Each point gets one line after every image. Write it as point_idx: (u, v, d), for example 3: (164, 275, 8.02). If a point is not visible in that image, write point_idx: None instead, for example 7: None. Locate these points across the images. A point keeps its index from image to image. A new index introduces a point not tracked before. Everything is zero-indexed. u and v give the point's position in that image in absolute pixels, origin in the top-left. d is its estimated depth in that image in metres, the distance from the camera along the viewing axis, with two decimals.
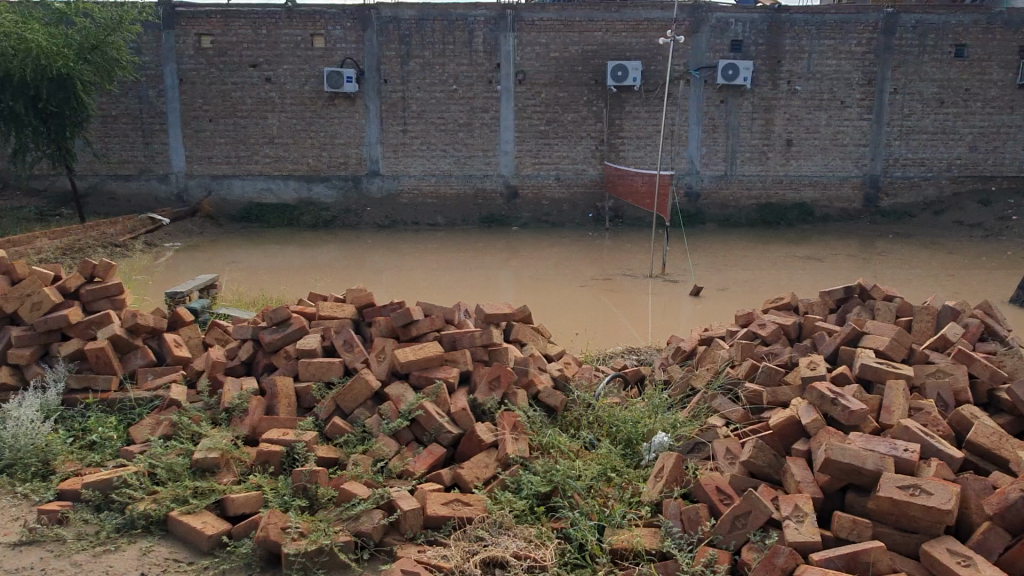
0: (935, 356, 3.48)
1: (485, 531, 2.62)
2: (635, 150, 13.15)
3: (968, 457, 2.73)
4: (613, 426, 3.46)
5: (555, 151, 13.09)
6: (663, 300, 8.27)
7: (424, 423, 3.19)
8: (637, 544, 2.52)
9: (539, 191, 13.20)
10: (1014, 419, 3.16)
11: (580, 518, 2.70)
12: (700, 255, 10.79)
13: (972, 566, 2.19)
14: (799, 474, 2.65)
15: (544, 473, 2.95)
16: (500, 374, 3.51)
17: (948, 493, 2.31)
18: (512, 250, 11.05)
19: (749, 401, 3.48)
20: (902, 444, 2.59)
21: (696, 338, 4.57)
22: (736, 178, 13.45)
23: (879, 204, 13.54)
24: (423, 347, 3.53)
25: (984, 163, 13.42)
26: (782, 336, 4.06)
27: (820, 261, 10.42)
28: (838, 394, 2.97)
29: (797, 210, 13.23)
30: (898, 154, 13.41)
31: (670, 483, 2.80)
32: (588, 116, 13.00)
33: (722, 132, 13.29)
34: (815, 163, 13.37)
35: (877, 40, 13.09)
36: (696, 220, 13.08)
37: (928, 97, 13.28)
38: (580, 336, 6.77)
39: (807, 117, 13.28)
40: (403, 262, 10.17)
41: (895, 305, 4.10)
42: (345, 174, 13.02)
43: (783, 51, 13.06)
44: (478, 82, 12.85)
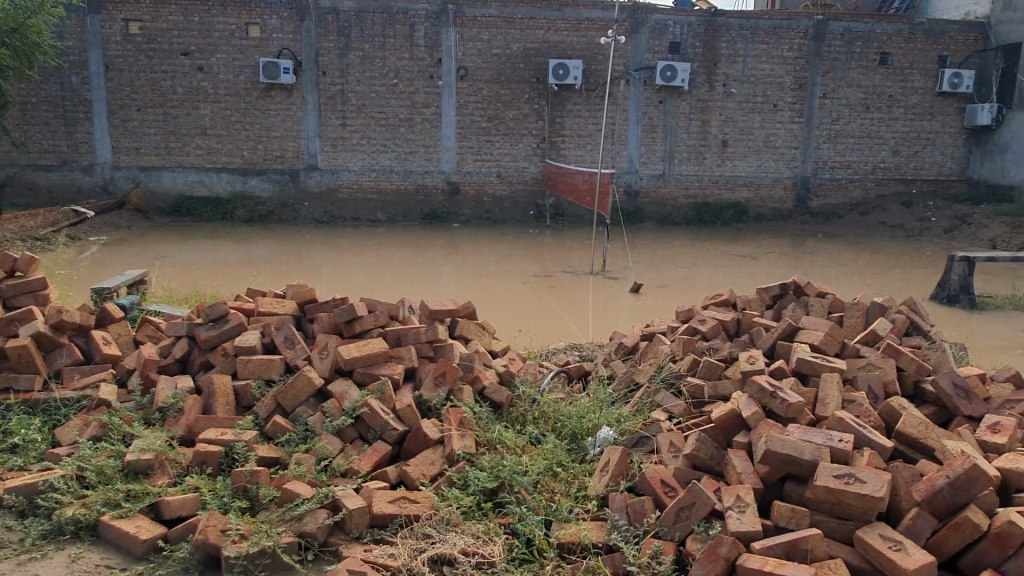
0: (866, 350, 3.62)
1: (432, 528, 2.59)
2: (576, 149, 13.27)
3: (897, 446, 2.85)
4: (558, 421, 3.48)
5: (496, 148, 13.09)
6: (603, 297, 8.36)
7: (369, 420, 3.15)
8: (584, 538, 2.54)
9: (481, 188, 13.17)
10: (938, 409, 3.31)
11: (527, 513, 2.70)
12: (640, 253, 10.96)
13: (902, 550, 2.27)
14: (740, 466, 2.72)
15: (490, 469, 2.95)
16: (446, 371, 3.49)
17: (881, 481, 2.40)
18: (454, 246, 11.00)
19: (691, 395, 3.55)
20: (837, 435, 2.68)
21: (638, 334, 4.64)
22: (674, 177, 13.70)
23: (810, 205, 14.03)
24: (367, 344, 3.47)
25: (906, 167, 14.09)
26: (721, 332, 4.16)
27: (754, 259, 10.73)
28: (776, 388, 3.06)
29: (732, 210, 13.60)
30: (827, 157, 13.91)
31: (615, 477, 2.83)
32: (529, 114, 13.05)
33: (660, 132, 13.53)
34: (749, 164, 13.76)
35: (808, 46, 13.54)
36: (636, 218, 13.28)
37: (854, 102, 13.82)
38: (522, 333, 6.78)
39: (742, 119, 13.65)
40: (342, 258, 10.01)
41: (828, 302, 4.25)
42: (282, 168, 12.71)
43: (719, 54, 13.37)
44: (419, 76, 12.73)
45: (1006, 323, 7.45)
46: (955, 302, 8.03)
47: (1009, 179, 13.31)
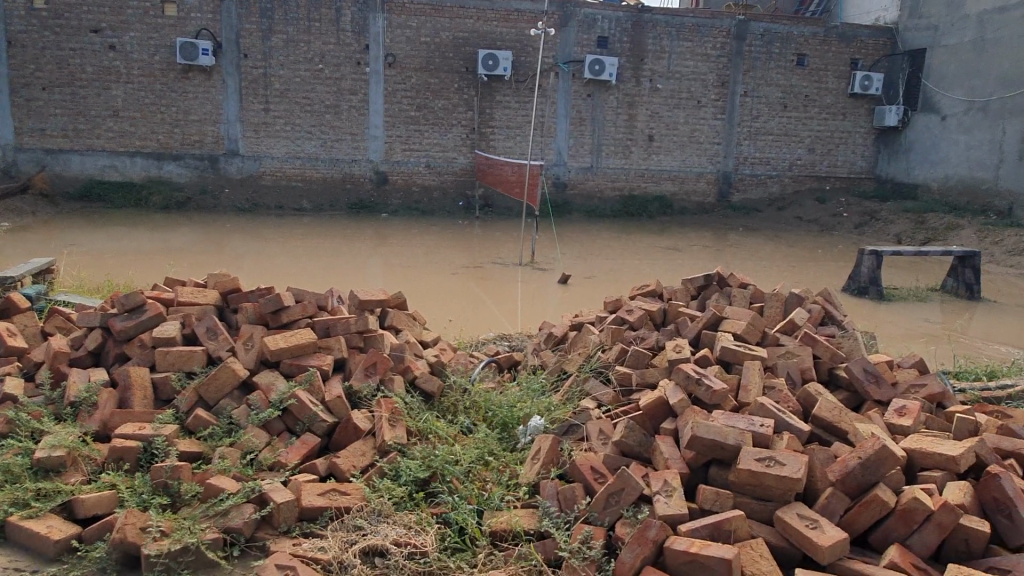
0: (784, 339, 3.78)
1: (363, 520, 2.56)
2: (506, 140, 13.31)
3: (814, 429, 2.98)
4: (489, 410, 3.49)
5: (425, 137, 12.97)
6: (532, 288, 8.43)
7: (297, 412, 3.08)
8: (516, 525, 2.56)
9: (409, 177, 13.04)
10: (851, 394, 3.48)
11: (459, 502, 2.70)
12: (568, 244, 11.08)
13: (818, 528, 2.38)
14: (667, 452, 2.79)
15: (422, 459, 2.93)
16: (377, 361, 3.45)
17: (798, 463, 2.51)
18: (382, 237, 10.85)
19: (619, 383, 3.62)
20: (758, 420, 2.78)
21: (568, 324, 4.70)
22: (601, 170, 13.89)
23: (731, 199, 14.49)
24: (295, 334, 3.39)
25: (820, 164, 14.74)
26: (648, 322, 4.25)
27: (678, 251, 11.02)
28: (701, 375, 3.15)
29: (657, 203, 13.90)
30: (747, 153, 14.39)
31: (546, 464, 2.86)
32: (458, 104, 12.99)
33: (588, 125, 13.68)
34: (674, 158, 14.11)
35: (730, 45, 13.95)
36: (564, 209, 13.41)
37: (773, 101, 14.34)
38: (452, 324, 6.76)
39: (667, 115, 13.96)
40: (265, 247, 9.73)
41: (749, 293, 4.41)
42: (200, 153, 12.24)
43: (646, 50, 13.62)
44: (346, 62, 12.47)
45: (910, 313, 7.90)
46: (864, 293, 8.45)
47: (913, 178, 14.10)
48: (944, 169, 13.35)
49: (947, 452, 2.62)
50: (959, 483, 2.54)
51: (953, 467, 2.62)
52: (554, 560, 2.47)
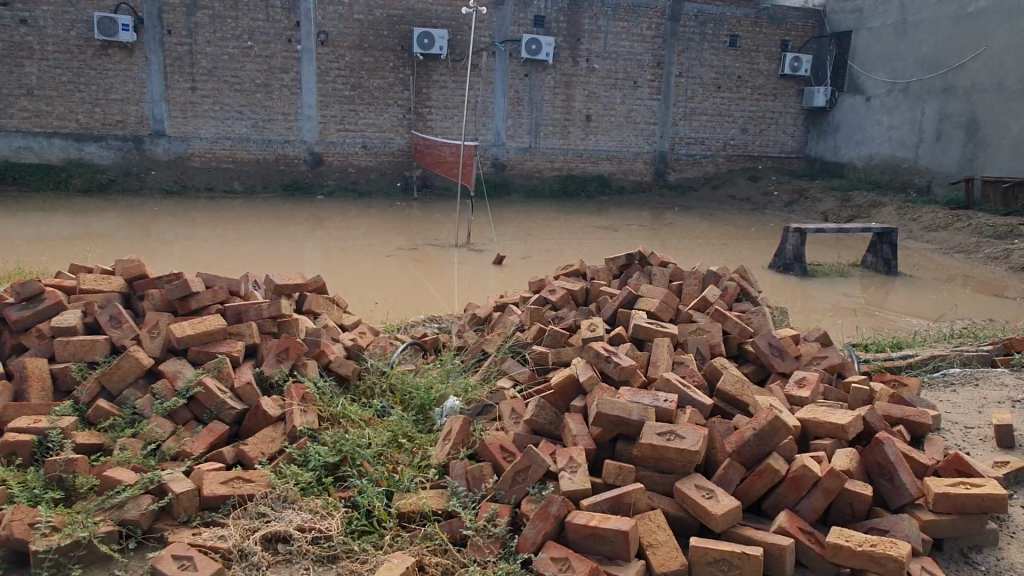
0: (697, 315, 3.88)
1: (268, 507, 2.54)
2: (443, 120, 13.20)
3: (717, 402, 3.07)
4: (405, 393, 3.48)
5: (360, 117, 12.75)
6: (468, 269, 8.42)
7: (204, 400, 3.03)
8: (424, 506, 2.57)
9: (345, 158, 12.80)
10: (757, 367, 3.61)
11: (368, 485, 2.70)
12: (504, 225, 11.09)
13: (713, 498, 2.46)
14: (575, 429, 2.84)
15: (332, 443, 2.91)
16: (289, 346, 3.41)
17: (697, 436, 2.58)
18: (318, 220, 10.65)
19: (535, 362, 3.65)
20: (661, 395, 2.85)
21: (493, 305, 4.71)
22: (539, 151, 13.88)
23: (667, 178, 14.69)
24: (203, 321, 3.32)
25: (752, 144, 15.12)
26: (570, 301, 4.30)
27: (615, 231, 11.13)
28: (611, 352, 3.20)
29: (596, 182, 14.00)
30: (682, 133, 14.61)
31: (456, 445, 2.89)
32: (394, 83, 12.80)
33: (526, 106, 13.62)
34: (611, 139, 14.24)
35: (665, 25, 14.08)
36: (501, 190, 13.38)
37: (706, 82, 14.59)
38: (380, 306, 6.71)
39: (604, 95, 14.05)
40: (194, 232, 9.45)
41: (669, 271, 4.50)
42: (123, 134, 11.77)
43: (582, 29, 13.63)
44: (276, 39, 12.14)
45: (832, 288, 8.18)
46: (789, 270, 8.72)
47: (840, 157, 14.56)
48: (868, 149, 13.84)
49: (837, 421, 2.74)
50: (847, 450, 2.66)
51: (843, 435, 2.74)
52: (459, 539, 2.50)
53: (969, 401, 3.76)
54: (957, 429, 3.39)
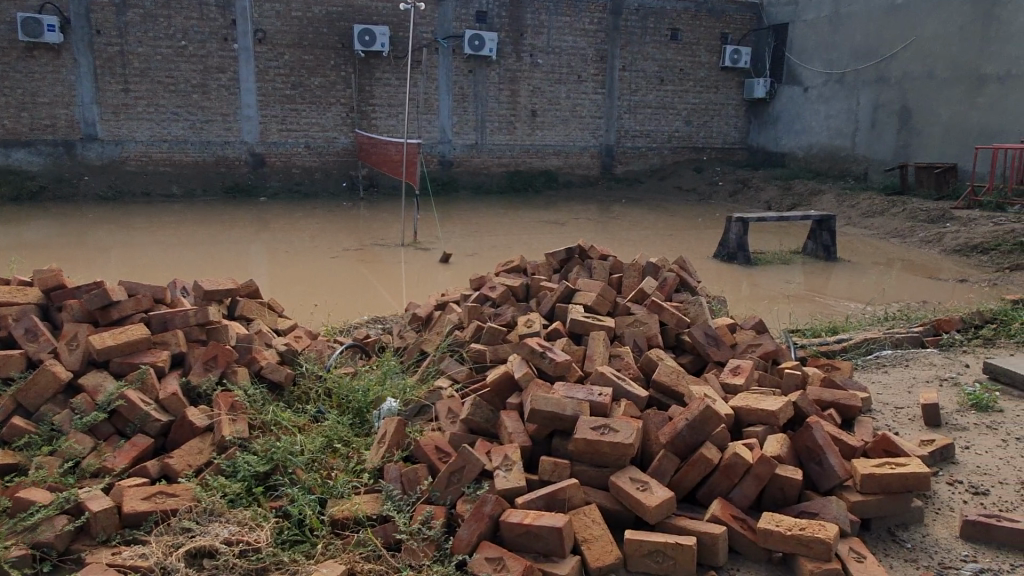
0: (634, 307, 3.90)
1: (192, 521, 2.45)
2: (387, 118, 13.06)
3: (653, 394, 3.08)
4: (342, 395, 3.40)
5: (302, 117, 12.53)
6: (417, 269, 8.33)
7: (127, 413, 2.92)
8: (357, 511, 2.52)
9: (288, 159, 12.56)
10: (694, 358, 3.64)
11: (300, 494, 2.63)
12: (452, 222, 11.04)
13: (647, 490, 2.46)
14: (511, 426, 2.82)
15: (263, 452, 2.83)
16: (218, 354, 3.32)
17: (631, 429, 2.57)
18: (262, 222, 10.45)
19: (474, 361, 3.61)
20: (596, 389, 2.84)
21: (434, 304, 4.65)
22: (486, 147, 13.81)
23: (614, 171, 14.81)
24: (125, 331, 3.20)
25: (696, 136, 15.34)
26: (510, 297, 4.28)
27: (564, 225, 11.17)
28: (546, 348, 3.18)
29: (543, 177, 14.05)
30: (627, 127, 14.75)
31: (391, 447, 2.84)
32: (336, 81, 12.61)
33: (471, 102, 13.53)
34: (558, 133, 14.27)
35: (607, 20, 14.17)
36: (449, 187, 13.27)
37: (650, 75, 14.73)
38: (321, 309, 6.57)
39: (549, 90, 14.07)
40: (134, 238, 9.17)
41: (609, 264, 4.51)
42: (53, 138, 11.29)
43: (525, 25, 13.61)
44: (211, 39, 11.81)
45: (774, 275, 8.35)
46: (733, 259, 8.85)
47: (781, 147, 14.88)
48: (807, 138, 14.20)
49: (767, 407, 2.78)
50: (778, 436, 2.69)
51: (774, 421, 2.78)
52: (394, 543, 2.45)
53: (900, 382, 3.87)
54: (887, 410, 3.48)
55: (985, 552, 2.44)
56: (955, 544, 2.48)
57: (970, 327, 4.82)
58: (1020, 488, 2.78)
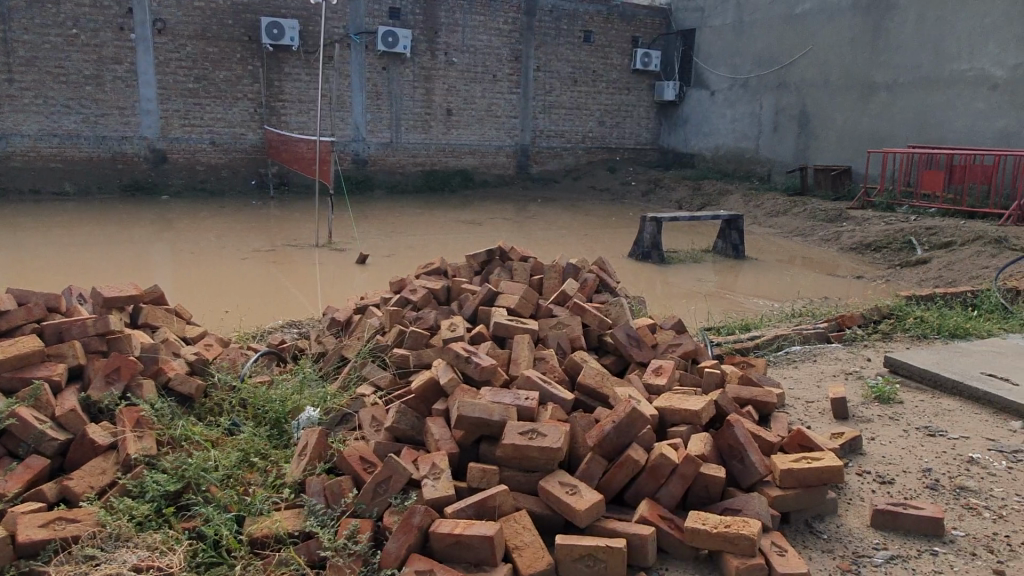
0: (557, 309, 3.92)
1: (96, 548, 2.28)
2: (298, 115, 12.68)
3: (579, 396, 3.09)
4: (258, 406, 3.24)
5: (206, 112, 11.99)
6: (332, 270, 8.11)
7: (19, 433, 2.69)
8: (277, 529, 2.40)
9: (192, 155, 12.00)
10: (616, 358, 3.69)
11: (215, 513, 2.48)
12: (367, 222, 10.83)
13: (577, 493, 2.46)
14: (437, 433, 2.76)
15: (174, 469, 2.66)
16: (121, 366, 3.11)
17: (558, 432, 2.56)
18: (163, 221, 9.94)
19: (397, 366, 3.53)
20: (523, 393, 2.82)
21: (353, 308, 4.53)
22: (401, 145, 13.63)
23: (530, 171, 14.92)
24: (15, 344, 2.99)
25: (609, 136, 15.63)
26: (431, 300, 4.21)
27: (481, 225, 11.14)
28: (471, 353, 3.14)
29: (459, 177, 13.97)
30: (543, 126, 14.87)
31: (313, 459, 2.73)
32: (243, 75, 12.15)
33: (385, 99, 13.31)
34: (473, 132, 14.24)
35: (521, 20, 14.22)
36: (364, 186, 13.01)
37: (564, 76, 14.91)
38: (231, 314, 6.30)
39: (464, 88, 14.00)
40: (20, 240, 8.52)
41: (529, 266, 4.51)
42: None
43: (439, 23, 13.50)
44: (106, 28, 11.13)
45: (687, 273, 8.59)
46: (647, 257, 9.05)
47: (690, 148, 15.36)
48: (714, 140, 14.72)
49: (691, 407, 2.83)
50: (701, 435, 2.75)
51: (697, 420, 2.83)
52: (318, 560, 2.35)
53: (809, 376, 4.04)
54: (800, 404, 3.62)
55: (893, 539, 2.56)
56: (867, 532, 2.60)
57: (871, 322, 5.09)
58: (922, 476, 2.94)
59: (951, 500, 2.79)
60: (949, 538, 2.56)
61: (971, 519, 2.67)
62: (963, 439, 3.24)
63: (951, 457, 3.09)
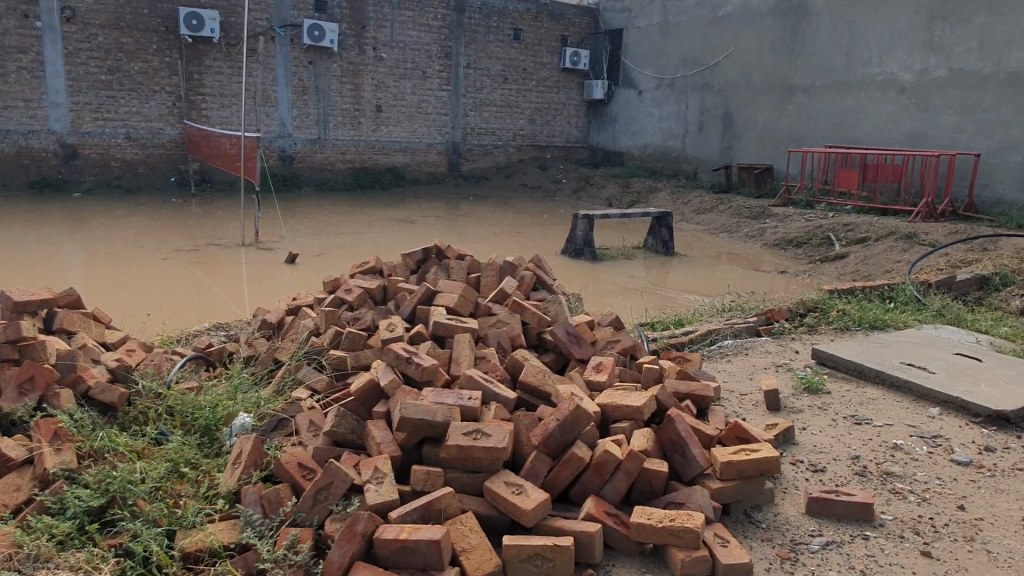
0: (496, 307, 3.89)
1: (13, 571, 2.12)
2: (220, 110, 12.24)
3: (521, 394, 3.07)
4: (186, 413, 3.09)
5: (121, 105, 11.44)
6: (259, 270, 7.87)
7: None
8: (212, 542, 2.29)
9: (106, 151, 11.43)
10: (556, 356, 3.69)
11: (143, 528, 2.35)
12: (295, 220, 10.56)
13: (523, 493, 2.44)
14: (379, 437, 2.70)
15: (97, 483, 2.51)
16: (34, 375, 2.94)
17: (503, 432, 2.54)
18: (76, 220, 9.42)
19: (333, 368, 3.44)
20: (466, 393, 2.78)
21: (285, 309, 4.39)
22: (329, 141, 13.34)
23: (461, 169, 14.85)
24: None
25: (540, 134, 15.72)
26: (367, 300, 4.12)
27: (413, 223, 11.02)
28: (412, 353, 3.08)
29: (390, 174, 13.78)
30: (474, 124, 14.83)
31: (248, 468, 2.62)
32: (160, 67, 11.64)
33: (312, 95, 12.99)
34: (403, 130, 14.06)
35: (451, 17, 14.11)
36: (291, 184, 12.68)
37: (494, 73, 14.88)
38: (153, 316, 6.02)
39: (393, 85, 13.81)
40: None
41: (467, 264, 4.47)
42: None
43: (367, 17, 13.26)
44: (8, 14, 10.44)
45: (618, 270, 8.72)
46: (580, 254, 9.14)
47: (619, 147, 15.61)
48: (642, 139, 15.00)
49: (632, 403, 2.85)
50: (643, 431, 2.78)
51: (639, 416, 2.86)
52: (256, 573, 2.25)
53: (742, 369, 4.15)
54: (734, 397, 3.71)
55: (828, 526, 2.65)
56: (802, 520, 2.68)
57: (797, 315, 5.28)
58: (851, 464, 3.05)
59: (878, 485, 2.91)
60: (878, 522, 2.67)
61: (898, 503, 2.79)
62: (887, 426, 3.39)
63: (877, 444, 3.22)
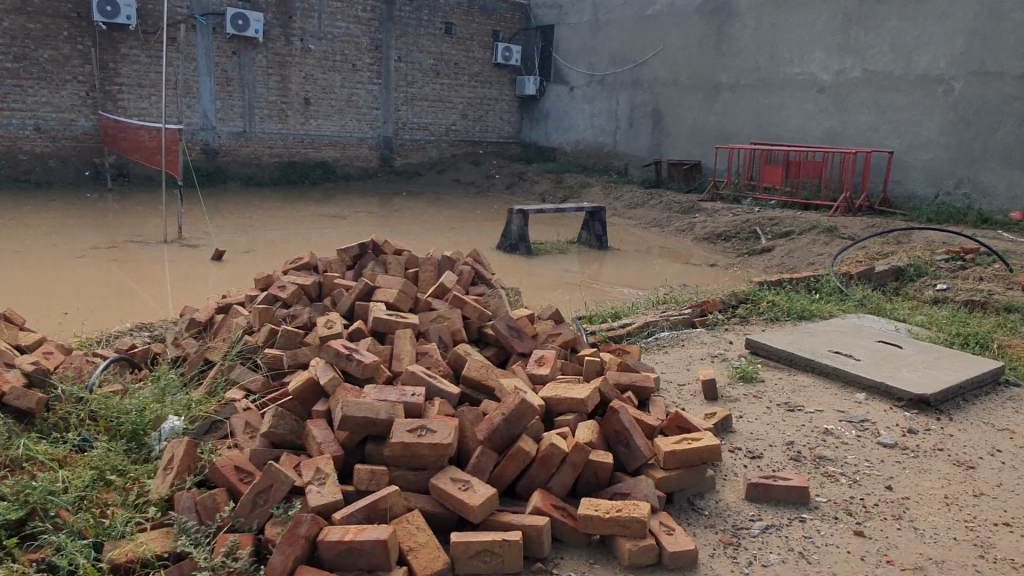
0: (436, 302, 3.84)
1: None
2: (137, 101, 11.72)
3: (464, 390, 3.04)
4: (111, 418, 2.93)
5: (28, 95, 10.79)
6: (184, 267, 7.56)
7: None
8: (144, 552, 2.17)
9: (12, 143, 10.75)
10: (498, 350, 3.67)
11: (67, 540, 2.22)
12: (220, 216, 10.20)
13: (470, 489, 2.41)
14: (320, 436, 2.62)
15: (14, 495, 2.35)
16: None
17: (449, 428, 2.50)
18: None
19: (269, 368, 3.32)
20: (409, 389, 2.73)
21: (215, 307, 4.22)
22: (255, 135, 12.94)
23: (394, 164, 14.65)
24: None
25: (472, 129, 15.67)
26: (302, 297, 4.00)
27: (345, 219, 10.81)
28: (352, 350, 3.00)
29: (320, 169, 13.45)
30: (406, 118, 14.64)
31: (181, 473, 2.50)
32: (71, 55, 11.03)
33: (236, 86, 12.57)
34: (332, 123, 13.76)
35: (380, 9, 13.89)
36: (215, 178, 12.22)
37: (425, 68, 14.72)
38: (70, 317, 5.70)
39: (322, 77, 13.51)
40: None
41: (404, 259, 4.39)
42: None
43: (293, 7, 12.91)
44: None
45: (553, 264, 8.77)
46: (515, 249, 9.14)
47: (551, 142, 15.71)
48: (574, 135, 15.14)
49: (576, 396, 2.86)
50: (588, 423, 2.79)
51: (583, 409, 2.87)
52: None
53: (679, 360, 4.23)
54: (673, 388, 3.78)
55: (766, 510, 2.72)
56: (742, 506, 2.74)
57: (729, 307, 5.41)
58: (786, 449, 3.15)
59: (812, 469, 3.01)
60: (814, 505, 2.76)
61: (831, 486, 2.89)
62: (818, 412, 3.50)
63: (809, 429, 3.33)
